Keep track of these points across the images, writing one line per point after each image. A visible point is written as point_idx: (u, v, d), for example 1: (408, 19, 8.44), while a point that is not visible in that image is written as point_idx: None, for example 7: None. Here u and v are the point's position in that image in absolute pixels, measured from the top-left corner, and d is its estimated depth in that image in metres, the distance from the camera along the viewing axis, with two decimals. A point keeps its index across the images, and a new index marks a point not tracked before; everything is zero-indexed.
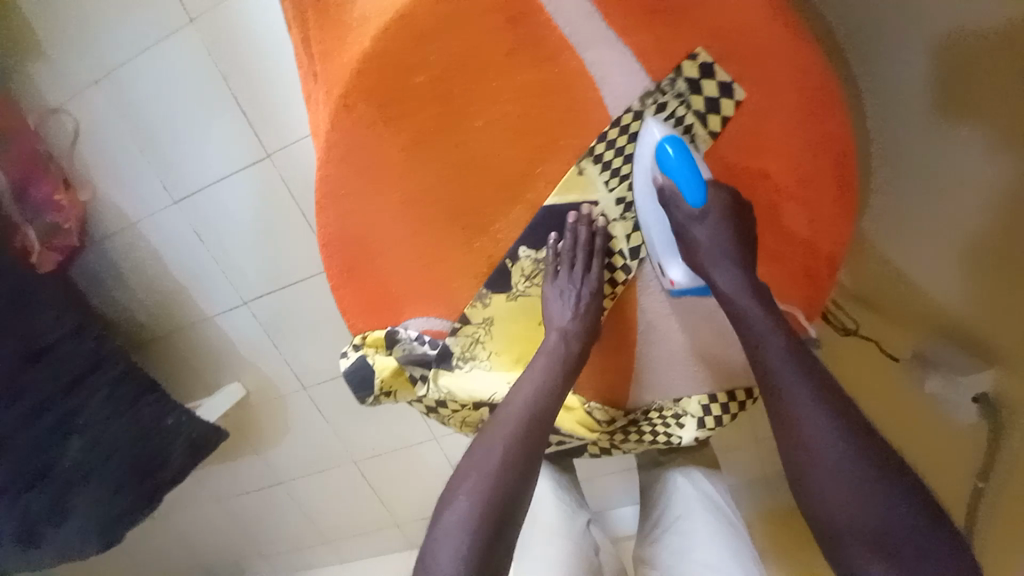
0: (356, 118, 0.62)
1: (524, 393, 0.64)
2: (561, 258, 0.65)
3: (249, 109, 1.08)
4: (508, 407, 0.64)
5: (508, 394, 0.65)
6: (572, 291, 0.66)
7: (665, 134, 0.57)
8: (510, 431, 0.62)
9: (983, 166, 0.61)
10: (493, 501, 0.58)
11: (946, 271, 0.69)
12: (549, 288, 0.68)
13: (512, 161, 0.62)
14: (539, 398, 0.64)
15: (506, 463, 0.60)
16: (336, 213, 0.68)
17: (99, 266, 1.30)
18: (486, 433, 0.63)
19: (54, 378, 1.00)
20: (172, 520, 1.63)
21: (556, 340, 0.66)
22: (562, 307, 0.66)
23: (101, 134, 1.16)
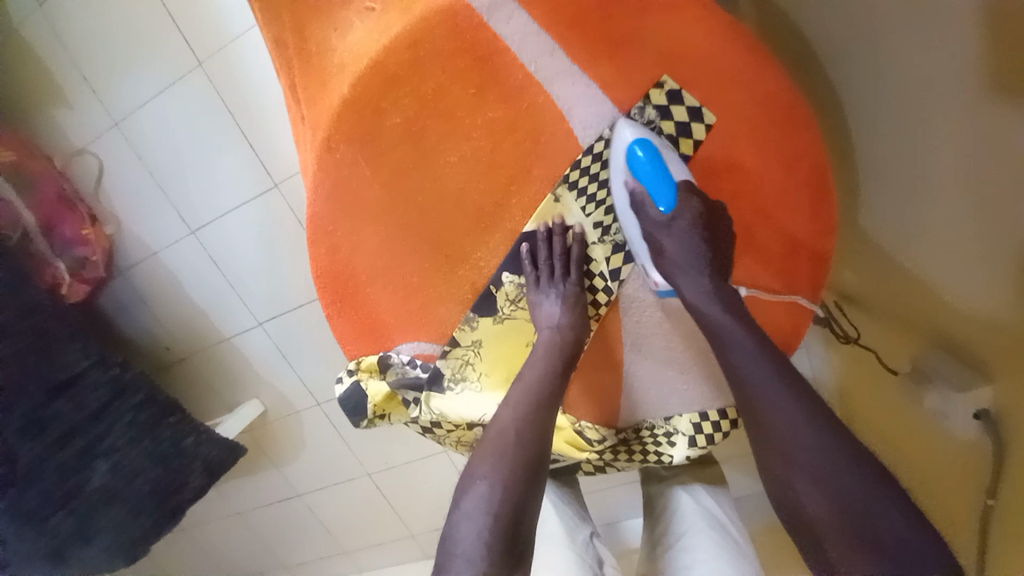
0: (338, 159, 0.66)
1: (521, 389, 0.66)
2: (540, 270, 0.68)
3: (255, 142, 1.14)
4: (507, 404, 0.65)
5: (505, 396, 0.67)
6: (557, 298, 0.68)
7: (635, 137, 0.59)
8: (512, 427, 0.63)
9: (960, 174, 0.62)
10: (505, 496, 0.58)
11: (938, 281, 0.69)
12: (533, 297, 0.69)
13: (486, 193, 0.65)
14: (537, 391, 0.65)
15: (512, 458, 0.61)
16: (328, 246, 0.72)
17: (123, 294, 1.38)
18: (489, 434, 0.64)
19: (78, 407, 1.07)
20: (201, 532, 1.71)
21: (548, 340, 0.67)
22: (551, 306, 0.68)
23: (121, 171, 1.24)
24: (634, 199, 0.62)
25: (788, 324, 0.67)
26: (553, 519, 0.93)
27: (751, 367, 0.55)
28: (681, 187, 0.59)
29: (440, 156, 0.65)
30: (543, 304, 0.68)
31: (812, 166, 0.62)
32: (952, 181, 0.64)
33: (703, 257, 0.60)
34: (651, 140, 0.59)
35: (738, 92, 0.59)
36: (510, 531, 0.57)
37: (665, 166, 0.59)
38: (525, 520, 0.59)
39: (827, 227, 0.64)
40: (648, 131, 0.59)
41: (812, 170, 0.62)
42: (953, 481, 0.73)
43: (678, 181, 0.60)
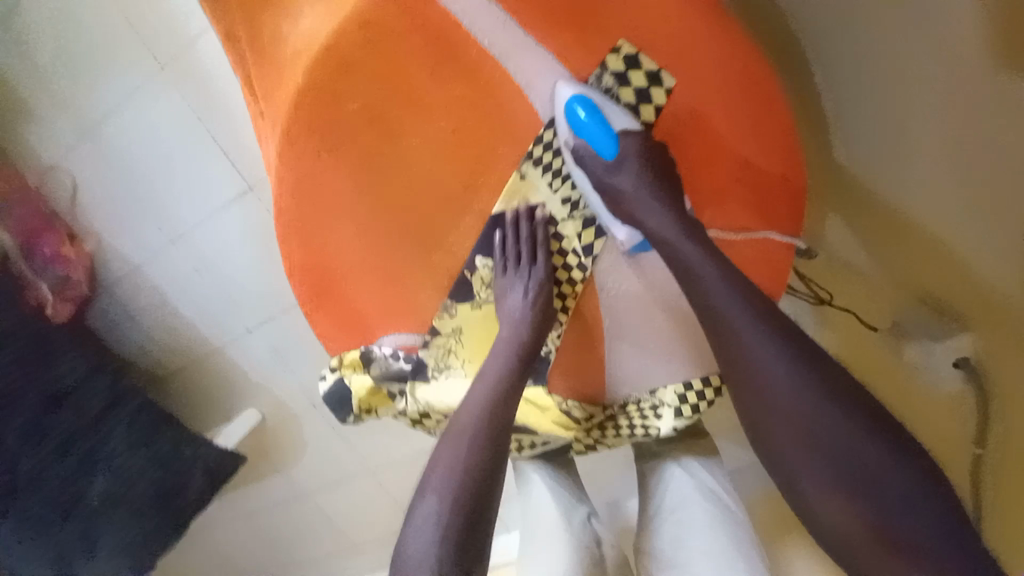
0: (300, 151, 0.65)
1: (490, 382, 0.65)
2: (506, 253, 0.67)
3: (230, 146, 1.13)
4: (472, 397, 0.64)
5: (471, 386, 0.66)
6: (521, 284, 0.68)
7: (575, 94, 0.57)
8: (475, 422, 0.62)
9: (939, 131, 0.65)
10: (465, 494, 0.58)
11: (915, 236, 0.72)
12: (500, 283, 0.68)
13: (454, 174, 0.65)
14: (503, 384, 0.65)
15: (474, 454, 0.60)
16: (299, 241, 0.71)
17: (109, 311, 1.37)
18: (452, 429, 0.63)
19: (73, 418, 1.07)
20: (209, 543, 1.71)
21: (512, 328, 0.67)
22: (516, 292, 0.68)
23: (94, 187, 1.23)
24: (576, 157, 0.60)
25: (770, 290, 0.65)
26: (549, 500, 0.94)
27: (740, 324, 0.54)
28: (623, 137, 0.58)
29: (403, 140, 0.64)
30: (510, 285, 0.68)
31: (779, 128, 0.61)
32: (934, 145, 0.66)
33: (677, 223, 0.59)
34: (587, 96, 0.57)
35: (703, 55, 0.57)
36: (465, 529, 0.57)
37: (604, 117, 0.57)
38: (486, 518, 0.59)
39: (797, 188, 0.64)
40: (600, 95, 0.58)
41: (780, 135, 0.61)
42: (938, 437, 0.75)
43: (618, 131, 0.58)
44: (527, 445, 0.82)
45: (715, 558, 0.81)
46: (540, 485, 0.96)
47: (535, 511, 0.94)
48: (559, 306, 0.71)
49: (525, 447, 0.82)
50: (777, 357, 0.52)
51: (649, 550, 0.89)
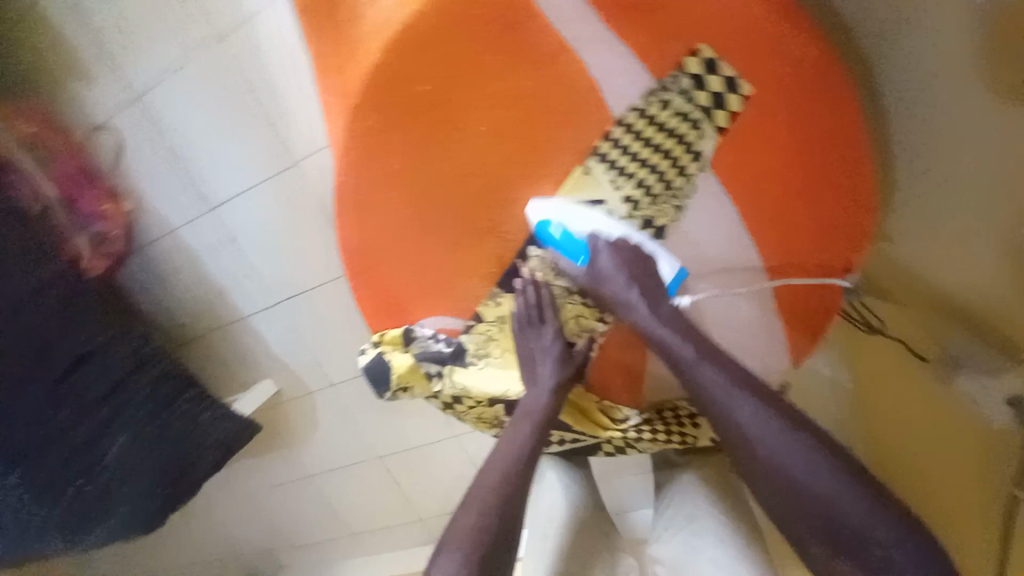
0: (366, 126, 0.64)
1: (531, 421, 0.71)
2: (526, 319, 0.71)
3: (277, 122, 1.14)
4: (513, 434, 0.71)
5: (512, 421, 0.72)
6: (547, 346, 0.71)
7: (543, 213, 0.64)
8: (514, 460, 0.69)
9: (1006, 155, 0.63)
10: (496, 526, 0.66)
11: (970, 266, 0.70)
12: (523, 345, 0.72)
13: (516, 165, 0.64)
14: (543, 424, 0.71)
15: (508, 490, 0.68)
16: (352, 218, 0.71)
17: (141, 272, 1.39)
18: (494, 462, 0.70)
19: (98, 380, 1.08)
20: (211, 511, 1.73)
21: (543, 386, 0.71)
22: (541, 352, 0.71)
23: (139, 148, 1.24)
24: (559, 267, 0.69)
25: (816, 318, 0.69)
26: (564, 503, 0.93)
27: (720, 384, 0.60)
28: (592, 242, 0.65)
29: (468, 126, 0.63)
30: (533, 365, 0.72)
31: (847, 145, 0.60)
32: (996, 173, 0.65)
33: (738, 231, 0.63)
34: (549, 215, 0.64)
35: (777, 63, 0.57)
36: (491, 556, 0.64)
37: (572, 230, 0.64)
38: (510, 548, 0.67)
39: (860, 209, 0.64)
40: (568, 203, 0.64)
41: (848, 153, 0.61)
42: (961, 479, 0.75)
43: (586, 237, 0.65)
44: (555, 441, 0.82)
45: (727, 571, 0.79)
46: (554, 487, 0.96)
47: (551, 511, 0.94)
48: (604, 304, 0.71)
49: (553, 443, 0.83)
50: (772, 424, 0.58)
51: (659, 558, 0.88)
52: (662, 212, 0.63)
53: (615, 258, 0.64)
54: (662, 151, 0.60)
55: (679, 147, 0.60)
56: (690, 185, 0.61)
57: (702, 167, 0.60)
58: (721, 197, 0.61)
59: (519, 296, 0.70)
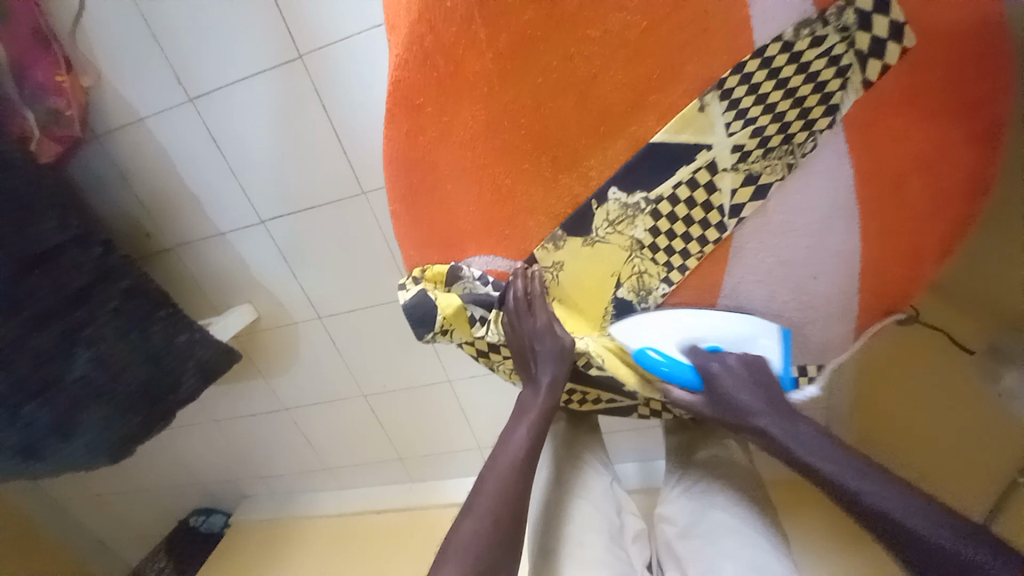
0: (448, 9, 0.57)
1: (525, 424, 0.70)
2: (512, 313, 0.67)
3: (286, 4, 0.95)
4: (508, 441, 0.70)
5: (508, 426, 0.72)
6: (542, 335, 0.67)
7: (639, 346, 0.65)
8: (513, 458, 0.68)
9: None
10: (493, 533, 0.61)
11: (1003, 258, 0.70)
12: (517, 335, 0.69)
13: (623, 87, 0.54)
14: (540, 426, 0.70)
15: (511, 489, 0.65)
16: (411, 125, 0.64)
17: (99, 164, 1.18)
18: (492, 470, 0.67)
19: (55, 287, 0.96)
20: (174, 436, 1.63)
21: (551, 376, 0.69)
22: (541, 343, 0.68)
23: (105, 11, 1.01)
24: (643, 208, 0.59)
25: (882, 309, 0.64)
26: (562, 460, 0.89)
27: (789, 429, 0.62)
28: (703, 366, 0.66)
29: (579, 27, 0.54)
30: (530, 368, 0.71)
31: (993, 121, 0.53)
32: None
33: (851, 197, 0.55)
34: (645, 344, 0.65)
35: (948, 10, 0.50)
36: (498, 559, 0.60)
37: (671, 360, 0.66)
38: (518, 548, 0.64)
39: (972, 194, 0.58)
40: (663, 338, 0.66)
41: (992, 131, 0.54)
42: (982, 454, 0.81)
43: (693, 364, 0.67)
44: (590, 400, 0.80)
45: (740, 532, 0.75)
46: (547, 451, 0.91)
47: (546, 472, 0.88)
48: (676, 265, 0.61)
49: (586, 401, 0.80)
50: (866, 476, 0.57)
51: (668, 516, 0.85)
52: (771, 168, 0.55)
53: (745, 368, 0.65)
54: (793, 98, 0.52)
55: (814, 95, 0.52)
56: (812, 143, 0.54)
57: (833, 123, 0.53)
58: (843, 157, 0.54)
59: (509, 288, 0.66)
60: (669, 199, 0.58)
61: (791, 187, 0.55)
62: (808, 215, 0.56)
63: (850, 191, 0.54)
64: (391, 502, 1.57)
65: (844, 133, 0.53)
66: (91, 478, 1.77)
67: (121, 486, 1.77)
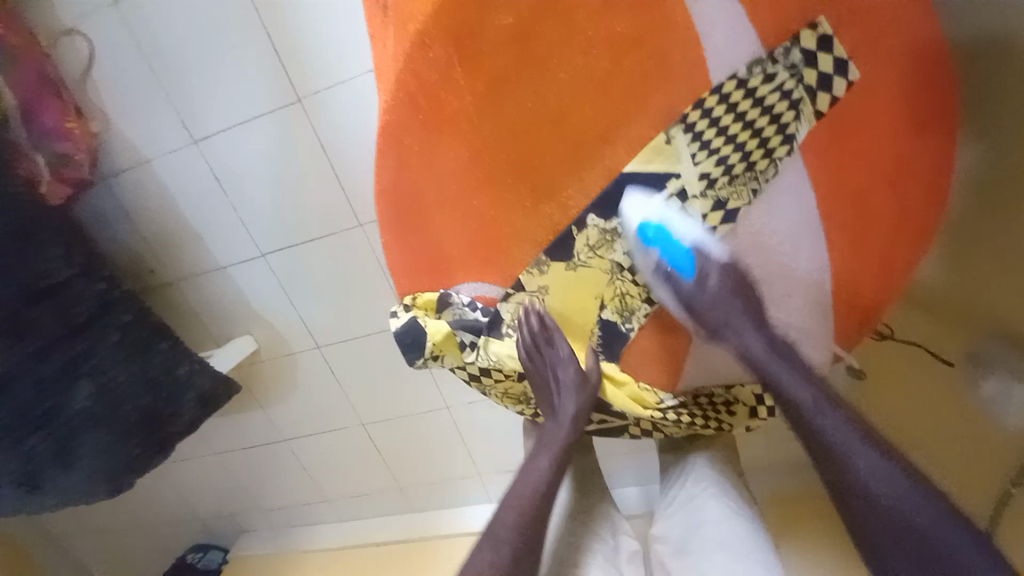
0: (430, 58, 0.61)
1: (548, 453, 0.75)
2: (529, 350, 0.70)
3: (284, 52, 1.01)
4: (532, 464, 0.75)
5: (531, 454, 0.77)
6: (567, 369, 0.70)
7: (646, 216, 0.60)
8: (535, 491, 0.73)
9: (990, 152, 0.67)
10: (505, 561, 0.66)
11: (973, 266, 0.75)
12: (535, 369, 0.72)
13: (593, 122, 0.59)
14: (561, 456, 0.74)
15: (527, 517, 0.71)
16: (400, 163, 0.68)
17: (105, 203, 1.23)
18: (514, 497, 0.73)
19: (59, 320, 1.00)
20: (173, 470, 1.63)
21: (574, 407, 0.72)
22: (563, 377, 0.71)
23: (115, 62, 1.08)
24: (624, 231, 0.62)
25: (862, 320, 0.65)
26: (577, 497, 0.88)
27: (843, 434, 0.60)
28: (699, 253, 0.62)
29: (550, 71, 0.59)
30: (552, 398, 0.74)
31: (931, 142, 0.59)
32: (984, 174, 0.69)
33: (815, 217, 0.58)
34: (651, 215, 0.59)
35: (882, 46, 0.55)
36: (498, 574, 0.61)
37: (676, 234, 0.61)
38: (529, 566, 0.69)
39: (929, 208, 0.62)
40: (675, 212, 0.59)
41: (930, 152, 0.59)
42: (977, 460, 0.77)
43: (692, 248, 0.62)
44: None
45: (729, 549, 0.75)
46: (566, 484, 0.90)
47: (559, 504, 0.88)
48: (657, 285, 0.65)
49: None
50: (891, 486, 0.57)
51: (661, 535, 0.86)
52: (737, 193, 0.58)
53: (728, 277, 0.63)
54: (752, 129, 0.56)
55: (771, 125, 0.56)
56: (773, 169, 0.57)
57: (791, 150, 0.57)
58: (805, 181, 0.57)
59: (521, 326, 0.69)
60: (644, 224, 0.61)
61: (757, 211, 0.59)
62: (771, 235, 0.59)
63: (815, 212, 0.58)
64: (390, 533, 1.55)
65: (801, 158, 0.57)
66: (89, 515, 1.75)
67: (119, 524, 1.76)
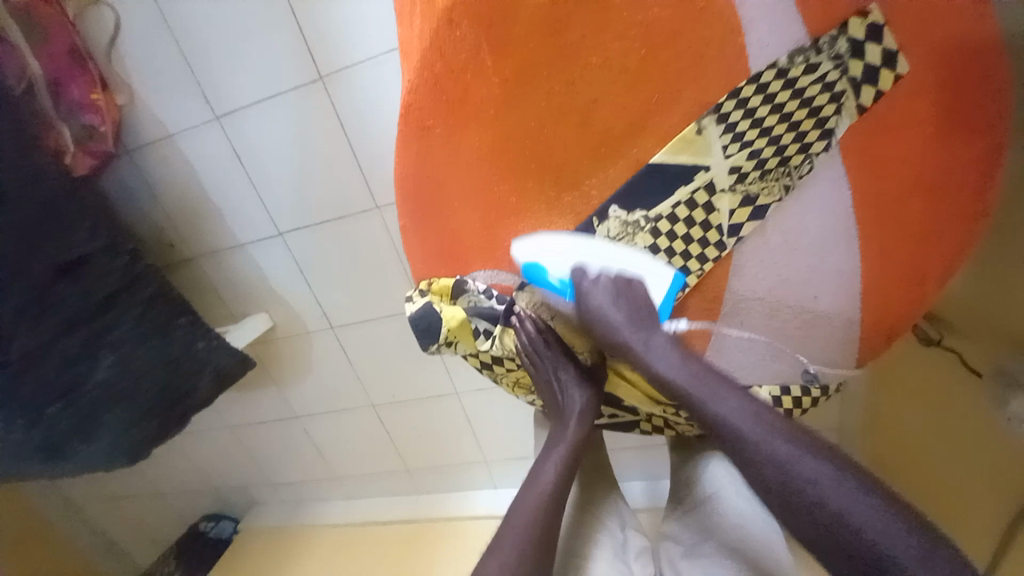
0: (459, 38, 0.60)
1: (553, 459, 0.71)
2: (532, 352, 0.70)
3: (309, 30, 1.00)
4: (537, 478, 0.71)
5: (538, 462, 0.73)
6: (568, 368, 0.72)
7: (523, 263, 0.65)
8: (541, 497, 0.68)
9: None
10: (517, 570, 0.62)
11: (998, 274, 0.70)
12: (541, 372, 0.72)
13: (623, 111, 0.57)
14: (569, 459, 0.71)
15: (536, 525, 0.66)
16: (423, 145, 0.67)
17: (128, 177, 1.25)
18: (519, 506, 0.68)
19: (84, 293, 1.02)
20: (188, 440, 1.67)
21: (581, 404, 0.71)
22: (566, 377, 0.72)
23: (141, 35, 1.08)
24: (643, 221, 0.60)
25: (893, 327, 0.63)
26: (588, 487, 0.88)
27: (761, 438, 0.55)
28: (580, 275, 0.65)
29: (582, 54, 0.57)
30: (558, 401, 0.73)
31: (987, 143, 0.55)
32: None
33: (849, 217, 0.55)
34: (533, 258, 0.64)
35: (936, 39, 0.52)
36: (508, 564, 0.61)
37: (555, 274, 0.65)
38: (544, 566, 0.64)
39: (976, 214, 0.58)
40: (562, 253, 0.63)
41: (981, 155, 0.55)
42: (988, 484, 0.79)
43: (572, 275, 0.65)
44: None
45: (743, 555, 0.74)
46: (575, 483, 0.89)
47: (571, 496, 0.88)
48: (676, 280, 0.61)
49: None
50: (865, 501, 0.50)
51: (672, 534, 0.84)
52: (768, 190, 0.56)
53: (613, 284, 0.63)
54: (789, 122, 0.54)
55: (810, 119, 0.54)
56: (808, 166, 0.55)
57: (828, 147, 0.54)
58: (841, 180, 0.55)
59: (520, 331, 0.70)
60: (668, 217, 0.59)
61: (786, 209, 0.57)
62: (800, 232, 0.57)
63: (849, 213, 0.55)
64: (396, 514, 1.58)
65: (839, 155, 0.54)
66: (108, 480, 1.81)
67: (135, 490, 1.81)
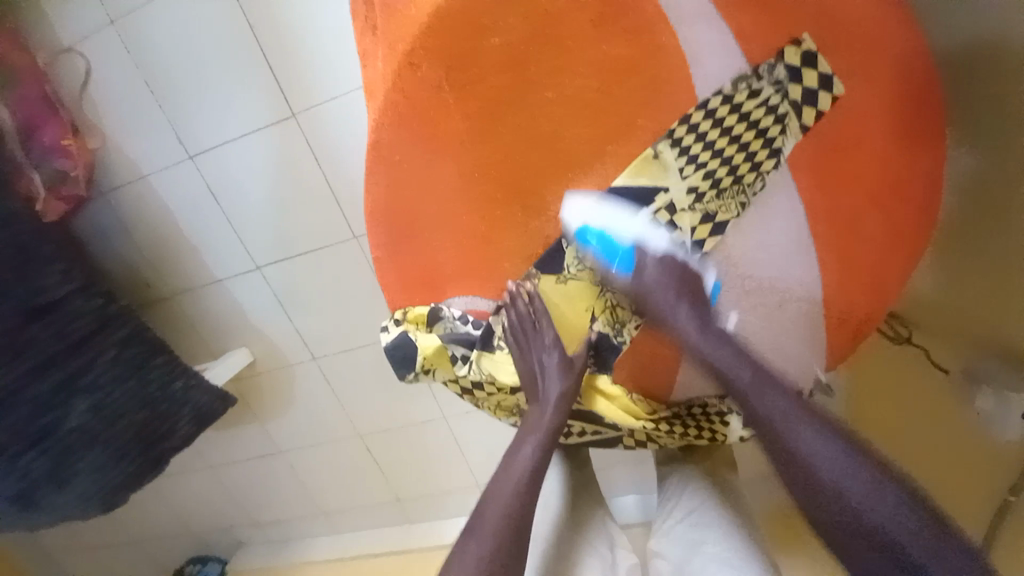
0: (420, 78, 0.62)
1: (532, 442, 0.69)
2: (518, 329, 0.67)
3: (280, 69, 1.02)
4: (513, 459, 0.69)
5: (515, 444, 0.71)
6: (555, 349, 0.67)
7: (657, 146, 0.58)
8: (515, 489, 0.67)
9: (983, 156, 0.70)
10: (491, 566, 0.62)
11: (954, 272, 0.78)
12: (524, 354, 0.68)
13: (582, 139, 0.59)
14: (546, 446, 0.68)
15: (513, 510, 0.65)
16: (391, 179, 0.68)
17: (101, 219, 1.24)
18: (497, 490, 0.68)
19: (57, 336, 1.00)
20: (170, 483, 1.62)
21: (561, 392, 0.67)
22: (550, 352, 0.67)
23: (112, 80, 1.09)
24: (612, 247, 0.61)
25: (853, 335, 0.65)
26: (572, 499, 0.89)
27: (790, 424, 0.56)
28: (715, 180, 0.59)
29: (539, 88, 0.59)
30: (539, 385, 0.69)
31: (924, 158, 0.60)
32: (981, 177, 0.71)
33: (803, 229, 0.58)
34: (662, 144, 0.58)
35: (875, 64, 0.56)
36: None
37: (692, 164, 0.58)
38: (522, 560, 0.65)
39: (922, 224, 0.62)
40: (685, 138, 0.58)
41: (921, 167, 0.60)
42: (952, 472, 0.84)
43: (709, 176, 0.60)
44: (576, 432, 0.80)
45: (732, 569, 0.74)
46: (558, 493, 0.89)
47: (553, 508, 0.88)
48: None
49: (573, 435, 0.81)
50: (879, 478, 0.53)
51: (661, 551, 0.85)
52: (725, 207, 0.58)
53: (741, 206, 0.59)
54: (738, 144, 0.57)
55: (758, 140, 0.56)
56: (760, 183, 0.57)
57: (778, 164, 0.57)
58: (794, 195, 0.57)
59: (510, 307, 0.66)
60: (634, 236, 0.61)
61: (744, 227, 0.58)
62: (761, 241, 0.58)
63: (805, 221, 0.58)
64: (387, 546, 1.54)
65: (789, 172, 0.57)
66: (88, 530, 1.74)
67: (116, 538, 1.75)
